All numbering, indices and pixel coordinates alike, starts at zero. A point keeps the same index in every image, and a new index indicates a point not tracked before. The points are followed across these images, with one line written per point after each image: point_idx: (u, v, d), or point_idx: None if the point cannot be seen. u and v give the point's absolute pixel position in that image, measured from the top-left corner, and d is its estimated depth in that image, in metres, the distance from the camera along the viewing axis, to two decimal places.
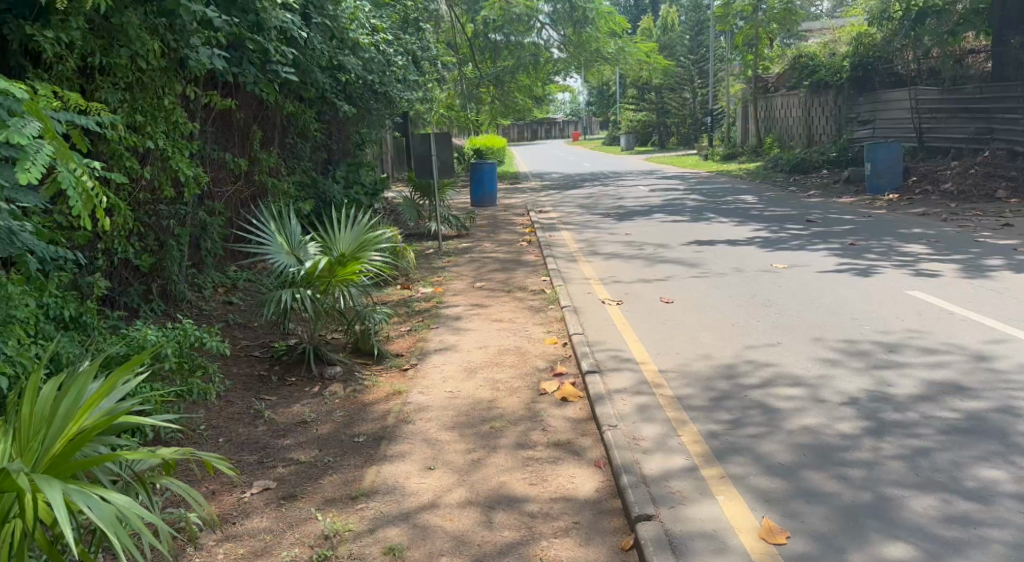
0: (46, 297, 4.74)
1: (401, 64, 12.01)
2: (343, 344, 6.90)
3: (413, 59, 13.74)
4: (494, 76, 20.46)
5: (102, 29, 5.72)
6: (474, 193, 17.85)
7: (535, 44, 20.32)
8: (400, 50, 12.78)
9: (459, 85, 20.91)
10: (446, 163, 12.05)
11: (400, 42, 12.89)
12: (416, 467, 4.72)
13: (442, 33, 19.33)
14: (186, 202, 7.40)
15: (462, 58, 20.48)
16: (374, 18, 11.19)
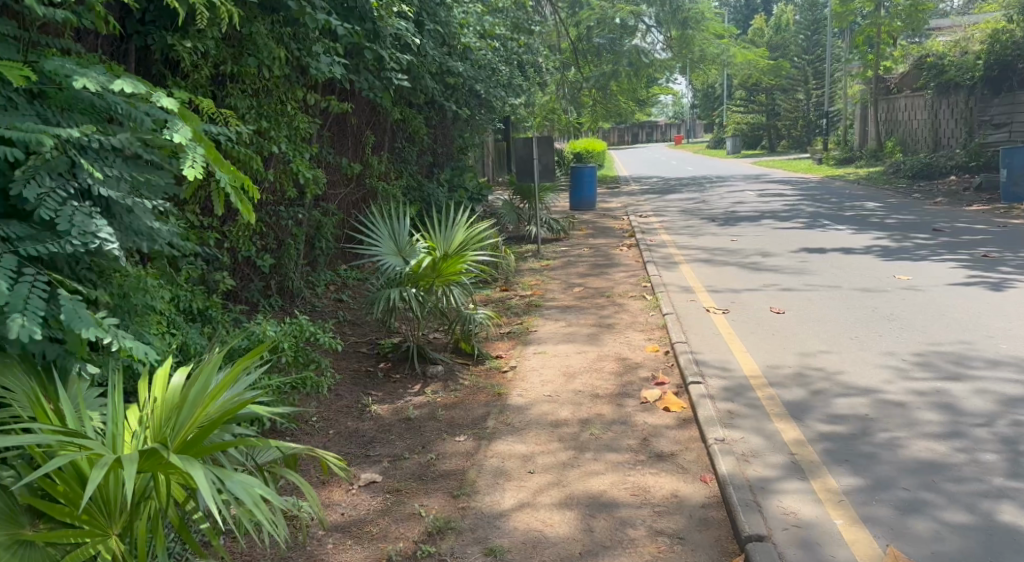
0: (179, 291, 5.11)
1: (506, 69, 12.11)
2: (445, 343, 6.98)
3: (517, 64, 13.81)
4: (596, 79, 20.35)
5: (233, 39, 6.02)
6: (573, 197, 17.81)
7: (637, 47, 19.98)
8: (506, 55, 12.88)
9: (562, 88, 20.93)
10: (548, 166, 12.04)
11: (506, 47, 13.00)
12: (516, 469, 4.70)
13: (548, 37, 19.37)
14: (302, 202, 7.65)
15: (566, 62, 20.47)
16: (483, 23, 11.33)
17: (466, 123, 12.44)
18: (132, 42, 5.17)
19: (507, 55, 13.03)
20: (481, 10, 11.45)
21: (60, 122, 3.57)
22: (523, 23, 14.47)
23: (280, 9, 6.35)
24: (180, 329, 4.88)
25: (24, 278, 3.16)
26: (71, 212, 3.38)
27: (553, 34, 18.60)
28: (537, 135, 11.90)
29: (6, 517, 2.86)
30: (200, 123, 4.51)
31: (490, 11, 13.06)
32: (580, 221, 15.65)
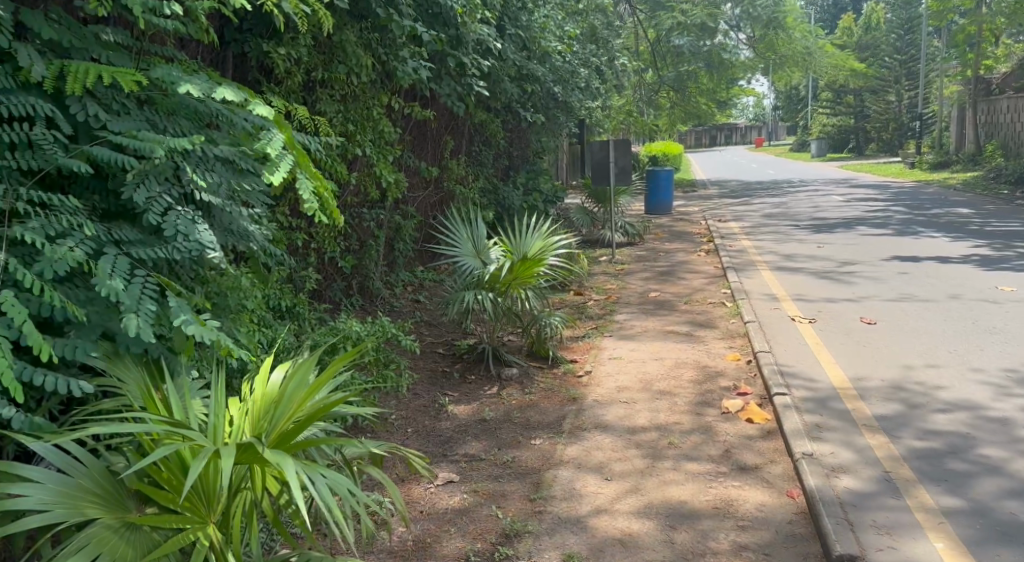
0: (270, 290, 5.26)
1: (584, 72, 12.07)
2: (520, 345, 6.93)
3: (596, 67, 13.75)
4: (675, 81, 20.15)
5: (324, 46, 6.19)
6: (649, 200, 17.63)
7: (722, 45, 19.81)
8: (584, 59, 12.87)
9: (639, 91, 20.80)
10: (625, 169, 11.92)
11: (585, 51, 12.99)
12: (594, 475, 4.66)
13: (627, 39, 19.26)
14: (383, 205, 7.76)
15: (645, 64, 20.33)
16: (563, 28, 11.33)
17: (544, 127, 12.43)
18: (228, 50, 5.39)
19: (586, 59, 12.98)
20: (562, 15, 11.45)
21: (167, 128, 3.70)
22: (602, 26, 14.41)
23: (369, 16, 6.50)
24: (270, 327, 5.02)
25: (137, 278, 3.28)
26: (176, 219, 3.50)
27: (633, 36, 18.48)
28: (614, 139, 11.81)
29: (115, 501, 2.96)
30: (294, 130, 4.63)
31: (571, 14, 13.06)
32: (657, 226, 15.46)
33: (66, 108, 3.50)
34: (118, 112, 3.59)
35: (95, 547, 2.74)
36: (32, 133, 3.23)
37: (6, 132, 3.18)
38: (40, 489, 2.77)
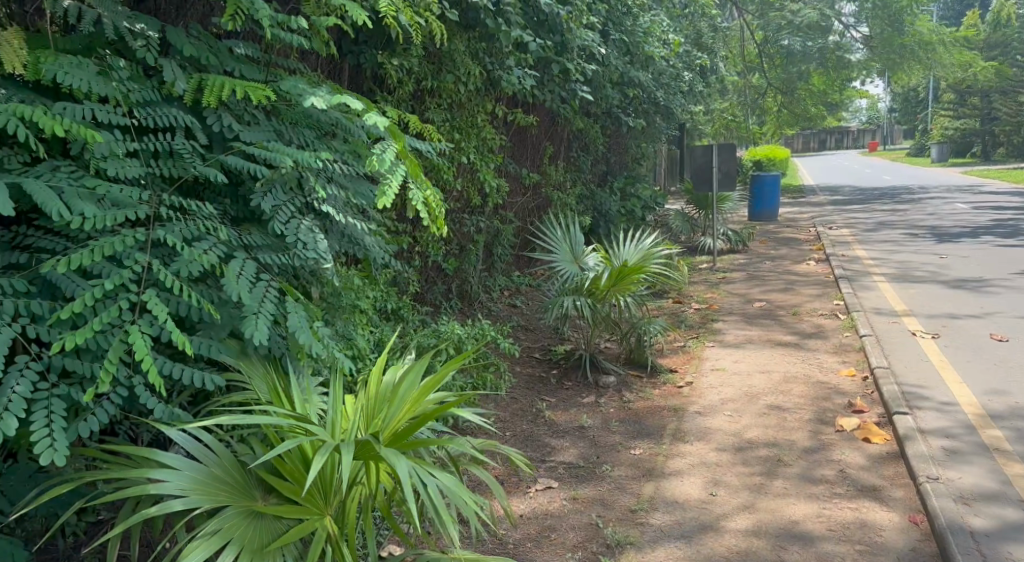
0: (377, 291, 5.42)
1: (687, 77, 11.93)
2: (618, 353, 6.88)
3: (699, 71, 13.56)
4: (783, 83, 19.68)
5: (434, 56, 6.39)
6: (753, 207, 17.23)
7: (836, 45, 19.25)
8: (688, 63, 12.75)
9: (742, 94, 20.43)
10: (729, 174, 11.67)
11: (691, 55, 12.86)
12: (699, 489, 4.63)
13: (731, 42, 18.90)
14: (485, 210, 7.86)
15: (751, 67, 19.93)
16: (668, 34, 11.23)
17: (642, 133, 12.28)
18: (346, 62, 5.64)
19: (690, 64, 12.82)
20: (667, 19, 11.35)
21: (293, 138, 3.89)
22: (708, 31, 14.15)
23: (477, 26, 6.62)
24: (376, 328, 5.17)
25: (262, 282, 3.44)
26: (297, 227, 3.67)
27: (738, 39, 18.13)
28: (717, 143, 11.63)
29: (243, 490, 3.13)
30: (407, 138, 4.71)
31: (676, 18, 12.92)
32: (761, 233, 15.12)
33: (203, 118, 3.74)
34: (248, 123, 3.82)
35: (226, 532, 2.91)
36: (173, 143, 3.46)
37: (150, 141, 3.42)
38: (176, 476, 2.96)
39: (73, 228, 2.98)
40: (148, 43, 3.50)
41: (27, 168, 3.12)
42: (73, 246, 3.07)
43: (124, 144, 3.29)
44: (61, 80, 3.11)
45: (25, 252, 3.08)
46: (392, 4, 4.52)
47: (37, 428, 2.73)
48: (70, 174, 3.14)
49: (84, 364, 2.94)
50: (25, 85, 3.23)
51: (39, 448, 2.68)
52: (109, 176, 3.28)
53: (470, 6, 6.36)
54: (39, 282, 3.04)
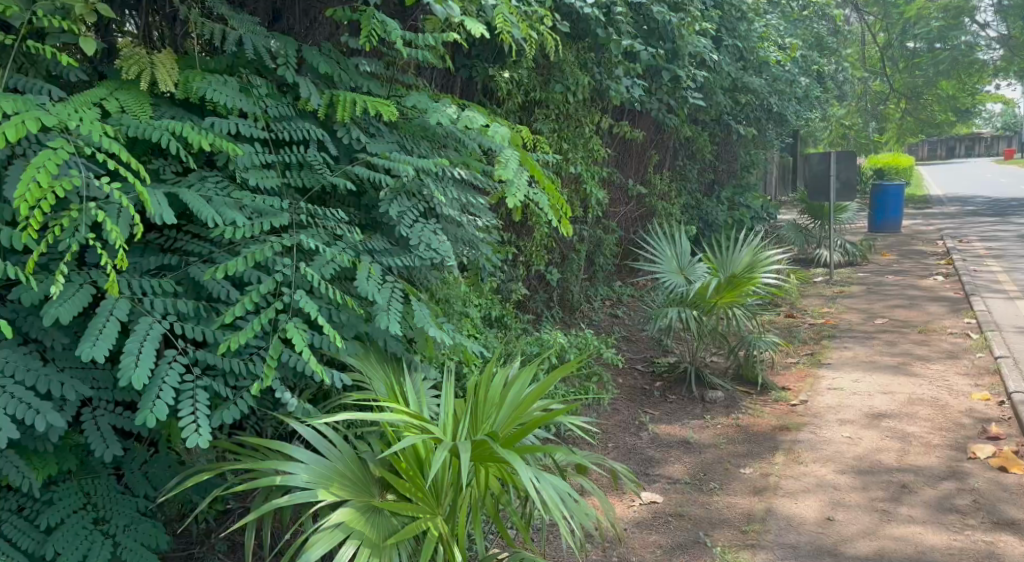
0: (484, 298, 5.56)
1: (803, 83, 11.67)
2: (725, 368, 6.81)
3: (817, 77, 13.22)
4: (906, 88, 18.97)
5: (543, 67, 6.53)
6: (874, 218, 16.74)
7: (968, 46, 18.45)
8: (806, 68, 12.47)
9: (862, 99, 19.81)
10: (848, 183, 11.30)
11: (810, 59, 12.58)
12: (815, 511, 4.56)
13: (852, 45, 18.36)
14: (587, 219, 7.90)
15: (874, 71, 19.29)
16: (784, 39, 11.03)
17: (754, 141, 12.08)
18: (459, 75, 5.83)
19: (807, 69, 12.52)
20: (784, 25, 11.13)
21: (417, 150, 4.09)
22: (827, 35, 13.78)
23: (587, 37, 6.76)
24: (483, 334, 5.28)
25: (387, 283, 3.62)
26: (421, 230, 3.84)
27: (858, 43, 17.57)
28: (835, 152, 11.35)
29: (362, 486, 3.30)
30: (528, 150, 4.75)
31: (792, 23, 12.66)
32: (881, 246, 14.60)
33: (333, 131, 3.98)
34: (373, 134, 4.04)
35: (349, 525, 3.07)
36: (306, 155, 3.70)
37: (285, 153, 3.67)
38: (305, 468, 3.15)
39: (221, 235, 3.22)
40: (285, 61, 3.75)
41: (178, 177, 3.39)
42: (217, 250, 3.32)
43: (262, 155, 3.54)
44: (209, 97, 3.38)
45: (174, 255, 3.35)
46: (509, 20, 4.66)
47: (185, 417, 2.96)
48: (217, 184, 3.41)
49: (226, 360, 3.18)
50: (175, 102, 3.52)
51: (186, 433, 2.90)
52: (249, 186, 3.54)
53: (581, 17, 6.48)
54: (185, 282, 3.30)
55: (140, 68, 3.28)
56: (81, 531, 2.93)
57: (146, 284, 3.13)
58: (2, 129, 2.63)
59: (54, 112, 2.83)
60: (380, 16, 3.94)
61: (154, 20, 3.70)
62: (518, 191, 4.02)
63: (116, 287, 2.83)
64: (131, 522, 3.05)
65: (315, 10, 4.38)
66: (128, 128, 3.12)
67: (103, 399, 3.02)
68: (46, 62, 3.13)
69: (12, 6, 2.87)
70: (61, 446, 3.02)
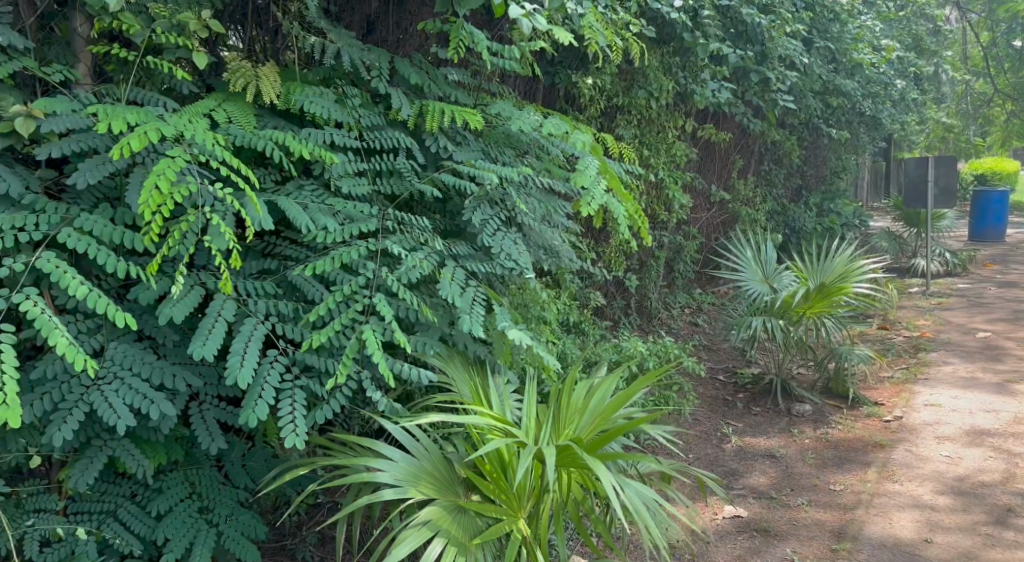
0: (565, 304, 5.60)
1: (899, 85, 11.33)
2: (813, 381, 6.70)
3: (915, 78, 12.79)
4: (1010, 89, 18.22)
5: (627, 72, 6.54)
6: (975, 226, 16.16)
7: None
8: (901, 68, 12.11)
9: (961, 101, 19.10)
10: (948, 190, 10.91)
11: (907, 60, 12.20)
12: (912, 532, 4.45)
13: (952, 44, 17.72)
14: (666, 226, 7.86)
15: (976, 71, 18.59)
16: (879, 40, 10.75)
17: (845, 146, 11.79)
18: (542, 82, 5.89)
19: (902, 70, 12.15)
20: (880, 25, 10.83)
21: (502, 158, 4.18)
22: (926, 35, 13.35)
23: (673, 40, 6.74)
24: (562, 340, 5.31)
25: (470, 288, 3.71)
26: (503, 239, 3.92)
27: (958, 43, 16.92)
28: (934, 156, 10.94)
29: (448, 487, 3.39)
30: (610, 157, 4.68)
31: (888, 22, 12.31)
32: (982, 256, 14.07)
33: (422, 140, 4.10)
34: (459, 143, 4.15)
35: (435, 523, 3.17)
36: (396, 163, 3.84)
37: (376, 161, 3.82)
38: (394, 465, 3.26)
39: (316, 240, 3.36)
40: (378, 73, 3.89)
41: (277, 185, 3.56)
42: (312, 255, 3.47)
43: (354, 164, 3.69)
44: (307, 109, 3.55)
45: (273, 259, 3.51)
46: (596, 27, 4.71)
47: (284, 415, 3.10)
48: (314, 192, 3.55)
49: (321, 360, 3.32)
50: (276, 112, 3.70)
51: (284, 431, 3.05)
52: (343, 194, 3.69)
53: (666, 21, 6.47)
54: (284, 285, 3.45)
55: (245, 80, 3.45)
56: (188, 519, 3.10)
57: (249, 286, 3.29)
58: (127, 139, 2.82)
59: (171, 122, 3.02)
60: (468, 27, 4.03)
61: (258, 34, 3.88)
62: (593, 198, 4.02)
63: (228, 286, 3.01)
64: (233, 512, 3.21)
65: (407, 21, 4.52)
66: (235, 138, 3.29)
67: (208, 394, 3.20)
68: (161, 75, 3.34)
69: (134, 25, 3.15)
70: (169, 438, 3.21)
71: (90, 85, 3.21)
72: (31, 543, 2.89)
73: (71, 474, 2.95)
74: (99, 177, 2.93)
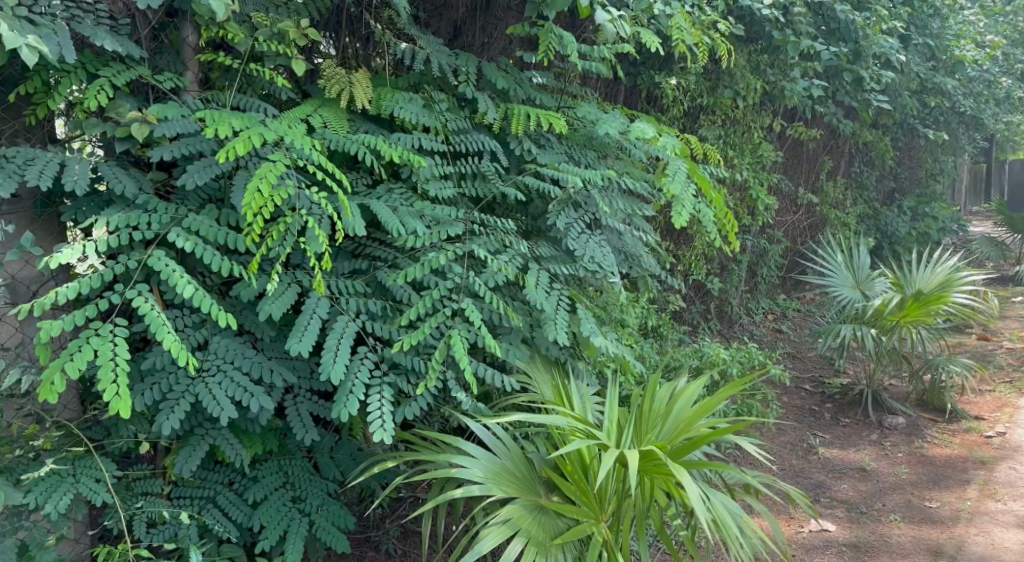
0: (644, 307, 5.58)
1: (1002, 84, 10.88)
2: (906, 393, 6.50)
3: (1020, 75, 12.23)
4: None
5: (712, 72, 6.50)
6: None
7: None
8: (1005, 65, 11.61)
9: None
10: None
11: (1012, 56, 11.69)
12: (1017, 555, 4.30)
13: None
14: (750, 230, 7.74)
15: None
16: (981, 36, 10.35)
17: (942, 147, 11.37)
18: (624, 82, 5.90)
19: (1007, 68, 11.65)
20: (983, 20, 10.41)
21: (588, 163, 4.22)
22: None
23: (762, 38, 6.66)
24: (641, 343, 5.29)
25: (554, 292, 3.76)
26: (586, 241, 3.96)
27: None
28: None
29: (528, 487, 3.43)
30: (697, 161, 4.66)
31: (990, 17, 11.83)
32: None
33: (506, 143, 4.17)
34: (543, 146, 4.21)
35: (515, 522, 3.22)
36: (481, 166, 3.92)
37: (462, 164, 3.90)
38: (476, 463, 3.34)
39: (405, 242, 3.46)
40: (466, 78, 3.98)
41: (368, 188, 3.67)
42: (400, 257, 3.57)
43: (441, 167, 3.79)
44: (398, 114, 3.66)
45: (362, 259, 3.62)
46: (684, 28, 4.70)
47: (373, 410, 3.20)
48: (403, 195, 3.65)
49: (408, 359, 3.41)
50: (367, 117, 3.82)
51: (373, 426, 3.15)
52: (430, 197, 3.78)
53: (756, 19, 6.41)
54: (373, 285, 3.56)
55: (340, 86, 3.58)
56: (282, 507, 3.25)
57: (342, 285, 3.41)
58: (232, 144, 2.96)
59: (272, 127, 3.16)
60: (557, 31, 4.08)
61: (350, 41, 4.01)
62: (685, 202, 4.01)
63: (322, 285, 3.13)
64: (323, 502, 3.34)
65: (492, 25, 4.59)
66: (329, 143, 3.42)
67: (302, 388, 3.32)
68: (261, 82, 3.49)
69: (238, 33, 3.30)
70: (265, 429, 3.36)
71: (196, 91, 3.38)
72: (140, 524, 3.07)
73: (176, 460, 3.12)
74: (207, 179, 3.09)
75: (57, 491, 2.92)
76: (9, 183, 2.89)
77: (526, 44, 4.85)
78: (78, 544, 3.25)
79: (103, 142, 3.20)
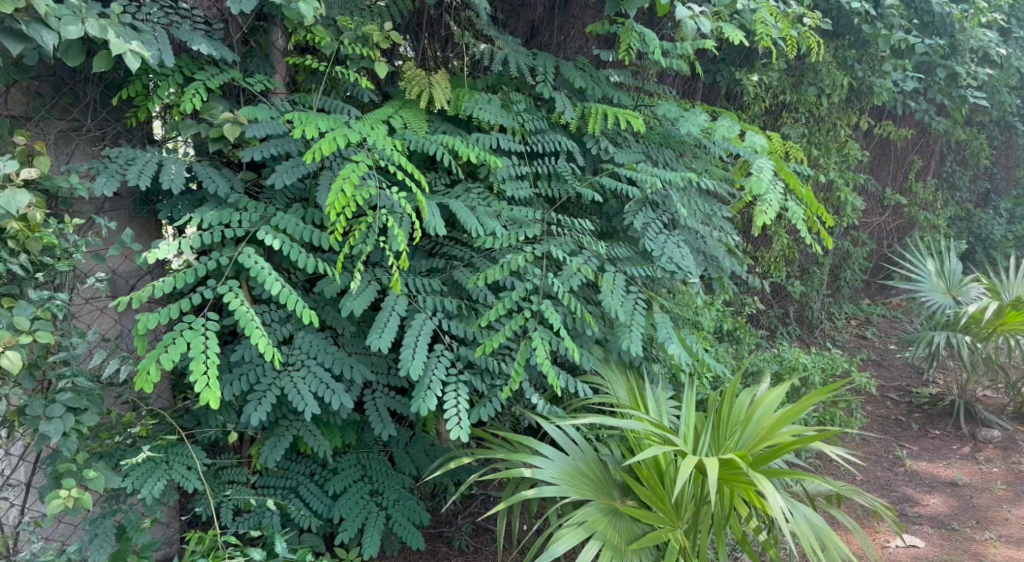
0: (720, 310, 5.51)
1: None
2: (1002, 405, 6.25)
3: None
4: None
5: (796, 68, 6.38)
6: None
7: None
8: None
9: None
10: None
11: None
12: None
13: None
14: (833, 232, 7.56)
15: None
16: None
17: None
18: (704, 80, 5.85)
19: None
20: None
21: (666, 163, 4.20)
22: None
23: (849, 33, 6.50)
24: (719, 347, 5.23)
25: (630, 295, 3.76)
26: (664, 242, 3.93)
27: None
28: None
29: (604, 490, 3.44)
30: (785, 160, 4.58)
31: None
32: None
33: (584, 143, 4.17)
34: (620, 145, 4.20)
35: (591, 525, 3.23)
36: (558, 167, 3.94)
37: (539, 164, 3.93)
38: (550, 464, 3.37)
39: (482, 243, 3.51)
40: (544, 78, 3.99)
41: (447, 188, 3.73)
42: (477, 256, 3.62)
43: (518, 168, 3.82)
44: (477, 114, 3.71)
45: (439, 258, 3.68)
46: (768, 23, 4.62)
47: (450, 408, 3.26)
48: (481, 195, 3.70)
49: (484, 358, 3.46)
50: (446, 118, 3.88)
51: (449, 423, 3.21)
52: (506, 196, 3.82)
53: (842, 13, 6.30)
54: (449, 284, 3.62)
55: (420, 87, 3.64)
56: (361, 500, 3.33)
57: (420, 284, 3.48)
58: (318, 145, 3.05)
59: (356, 128, 3.24)
60: (637, 29, 4.07)
61: (430, 43, 4.07)
62: (771, 203, 3.96)
63: (401, 284, 3.20)
64: (400, 497, 3.41)
65: (571, 24, 4.60)
66: (410, 143, 3.49)
67: (380, 383, 3.40)
68: (346, 83, 3.58)
69: (324, 36, 3.39)
70: (345, 423, 3.45)
71: (284, 93, 3.48)
72: (227, 512, 3.20)
73: (262, 450, 3.23)
74: (293, 178, 3.19)
75: (151, 477, 3.07)
76: (112, 183, 3.05)
77: (603, 42, 4.84)
78: (169, 528, 3.42)
79: (195, 142, 3.33)
